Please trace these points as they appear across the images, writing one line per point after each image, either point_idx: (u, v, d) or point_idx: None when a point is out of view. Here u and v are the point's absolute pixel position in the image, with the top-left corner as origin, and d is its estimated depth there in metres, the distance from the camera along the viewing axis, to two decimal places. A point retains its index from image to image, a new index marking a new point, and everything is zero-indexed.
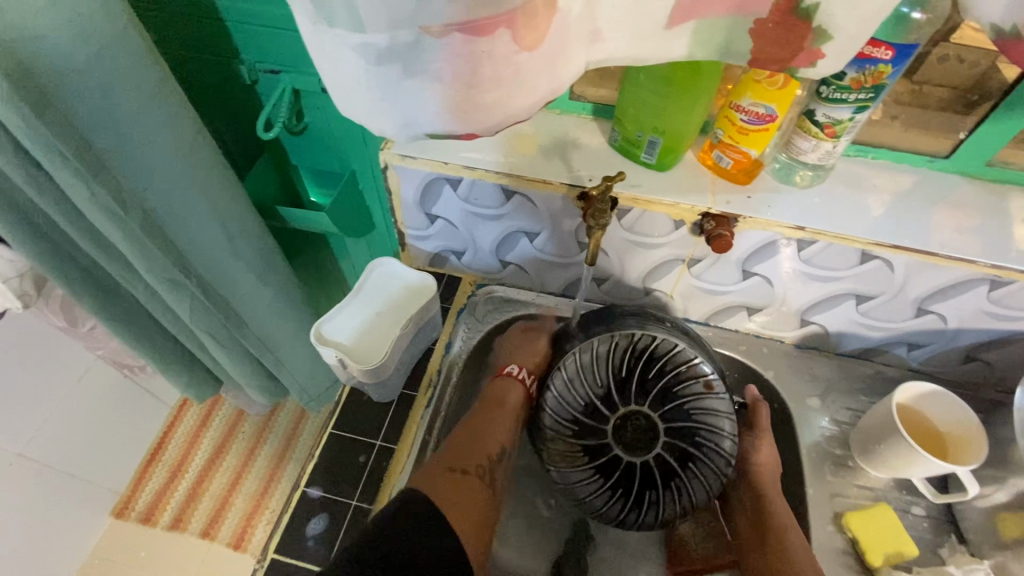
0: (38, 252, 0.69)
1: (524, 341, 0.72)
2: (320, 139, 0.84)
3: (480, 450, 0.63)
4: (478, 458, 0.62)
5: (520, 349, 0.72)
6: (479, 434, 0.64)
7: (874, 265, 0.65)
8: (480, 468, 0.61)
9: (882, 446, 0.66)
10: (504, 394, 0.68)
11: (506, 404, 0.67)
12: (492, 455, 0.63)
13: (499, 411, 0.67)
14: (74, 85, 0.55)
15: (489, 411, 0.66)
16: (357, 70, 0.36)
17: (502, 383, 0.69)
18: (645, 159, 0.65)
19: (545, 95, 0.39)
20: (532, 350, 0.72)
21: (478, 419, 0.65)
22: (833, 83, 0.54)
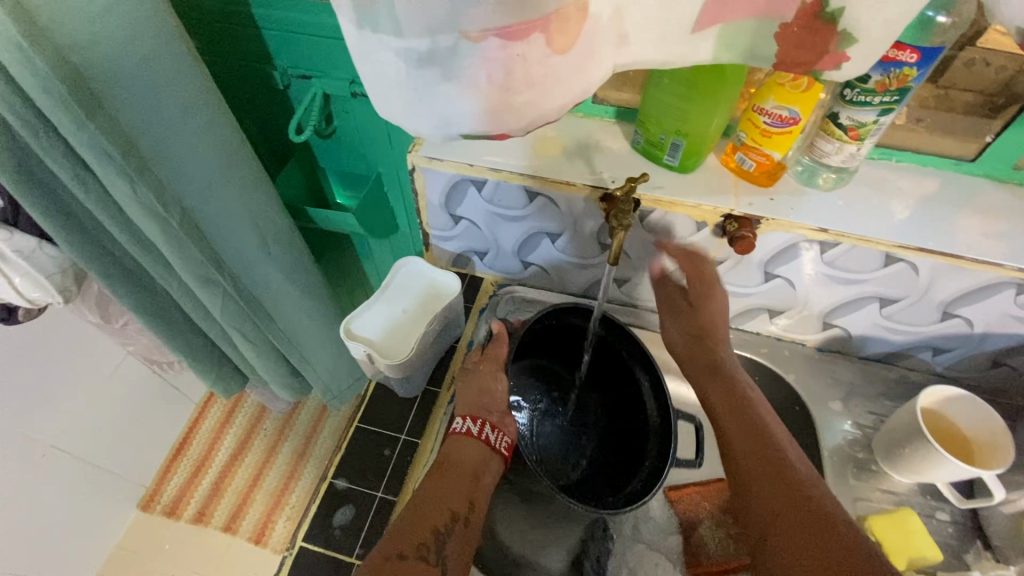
0: (82, 249, 0.72)
1: (476, 388, 0.67)
2: (347, 142, 0.87)
3: (425, 524, 0.55)
4: (423, 533, 0.54)
5: (473, 395, 0.66)
6: (428, 504, 0.57)
7: (898, 268, 0.64)
8: (424, 548, 0.53)
9: (905, 450, 0.65)
10: (456, 452, 0.62)
11: (459, 462, 0.61)
12: (438, 527, 0.55)
13: (448, 472, 0.60)
14: (122, 90, 0.58)
15: (436, 478, 0.59)
16: (397, 74, 0.38)
17: (453, 443, 0.63)
18: (667, 161, 0.66)
19: (574, 97, 0.40)
20: (485, 396, 0.66)
21: (429, 487, 0.59)
22: (857, 86, 0.54)
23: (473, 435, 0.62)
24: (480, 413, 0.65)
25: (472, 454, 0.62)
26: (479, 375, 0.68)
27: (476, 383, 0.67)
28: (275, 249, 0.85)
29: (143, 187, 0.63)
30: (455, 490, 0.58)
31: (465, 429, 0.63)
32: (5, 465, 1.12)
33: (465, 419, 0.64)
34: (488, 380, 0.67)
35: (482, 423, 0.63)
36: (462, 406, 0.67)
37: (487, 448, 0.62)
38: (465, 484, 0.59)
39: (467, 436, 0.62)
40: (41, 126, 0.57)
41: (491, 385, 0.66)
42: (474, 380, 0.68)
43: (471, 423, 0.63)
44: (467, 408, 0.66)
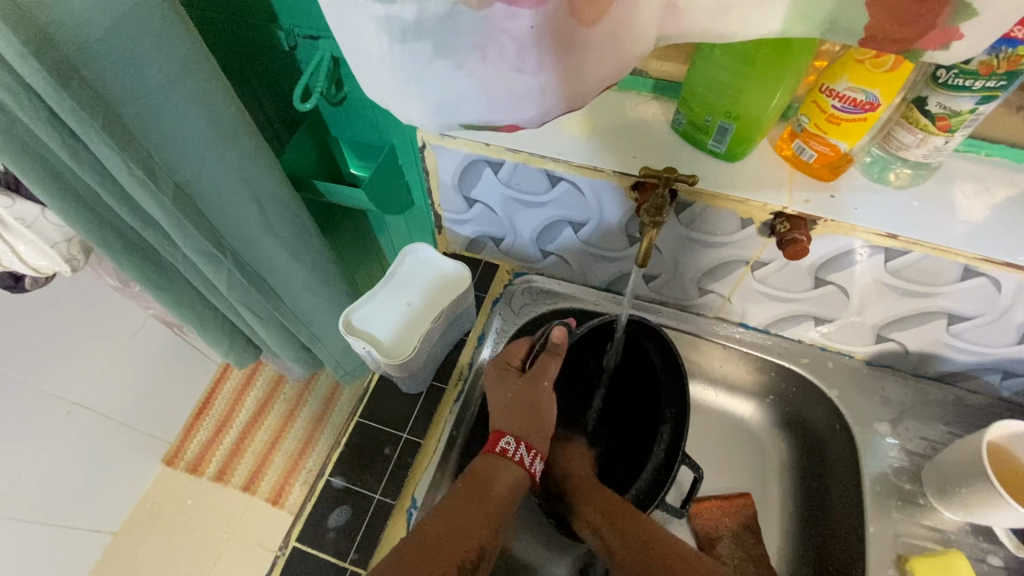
0: (80, 222, 0.68)
1: (521, 398, 0.60)
2: (359, 110, 0.79)
3: (448, 556, 0.50)
4: (443, 568, 0.49)
5: (524, 414, 0.60)
6: (455, 531, 0.52)
7: (977, 283, 0.55)
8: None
9: (963, 490, 0.58)
10: (492, 478, 0.57)
11: (497, 489, 0.56)
12: (462, 564, 0.51)
13: (483, 503, 0.54)
14: (105, 55, 0.53)
15: (469, 506, 0.54)
16: (382, 51, 0.31)
17: (488, 462, 0.58)
18: (711, 147, 0.57)
19: (605, 80, 0.33)
20: (538, 419, 0.60)
21: (456, 510, 0.54)
22: (955, 67, 0.44)
23: (515, 460, 0.58)
24: (528, 434, 0.60)
25: (502, 478, 0.57)
26: (532, 392, 0.60)
27: (530, 403, 0.60)
28: (279, 226, 0.80)
29: (131, 159, 0.59)
30: (485, 523, 0.53)
31: (518, 457, 0.58)
32: (29, 420, 1.13)
33: (519, 445, 0.59)
34: (539, 396, 0.60)
35: (533, 453, 0.60)
36: (503, 415, 0.60)
37: (524, 474, 0.58)
38: (494, 515, 0.54)
39: (514, 463, 0.58)
40: (24, 92, 0.51)
41: (538, 402, 0.60)
42: (522, 394, 0.60)
43: (523, 450, 0.59)
44: (503, 419, 0.60)
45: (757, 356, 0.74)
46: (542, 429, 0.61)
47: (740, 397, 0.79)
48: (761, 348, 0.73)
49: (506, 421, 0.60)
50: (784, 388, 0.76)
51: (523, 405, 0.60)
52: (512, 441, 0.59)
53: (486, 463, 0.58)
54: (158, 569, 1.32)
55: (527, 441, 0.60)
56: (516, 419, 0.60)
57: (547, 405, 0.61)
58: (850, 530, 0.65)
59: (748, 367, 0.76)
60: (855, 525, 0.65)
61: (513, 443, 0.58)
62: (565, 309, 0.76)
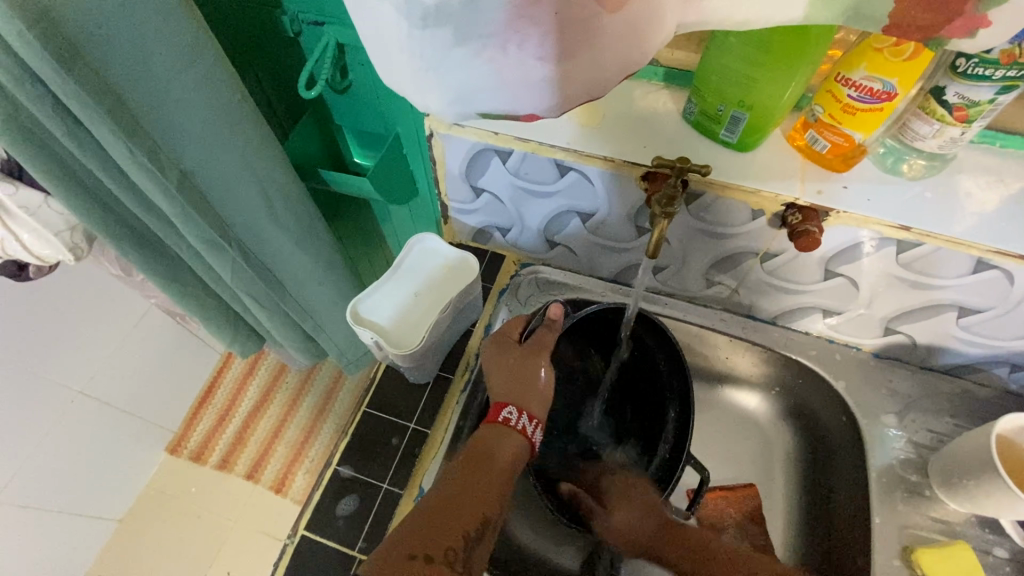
0: (83, 210, 0.67)
1: (519, 369, 0.61)
2: (364, 97, 0.79)
3: (453, 524, 0.49)
4: (453, 537, 0.48)
5: (526, 385, 0.60)
6: (460, 500, 0.51)
7: (990, 276, 0.55)
8: (451, 553, 0.47)
9: (968, 481, 0.59)
10: (496, 446, 0.56)
11: (501, 456, 0.55)
12: (468, 532, 0.49)
13: (486, 469, 0.54)
14: (108, 37, 0.52)
15: (472, 472, 0.53)
16: (400, 36, 0.31)
17: (492, 432, 0.57)
18: (723, 137, 0.56)
19: (626, 67, 0.32)
20: (539, 389, 0.61)
21: (457, 477, 0.53)
22: (975, 55, 0.43)
23: (518, 428, 0.57)
24: (530, 405, 0.60)
25: (504, 446, 0.56)
26: (530, 363, 0.61)
27: (529, 374, 0.61)
28: (283, 215, 0.79)
29: (135, 146, 0.58)
30: (491, 488, 0.52)
31: (520, 425, 0.58)
32: (34, 409, 1.13)
33: (522, 414, 0.58)
34: (536, 365, 0.61)
35: (535, 423, 0.59)
36: (504, 390, 0.60)
37: (526, 443, 0.58)
38: (496, 482, 0.53)
39: (517, 432, 0.57)
40: (24, 74, 0.50)
41: (536, 374, 0.61)
42: (521, 364, 0.61)
43: (527, 420, 0.58)
44: (506, 393, 0.60)
45: (764, 348, 0.74)
46: (542, 399, 0.61)
47: (746, 389, 0.79)
48: (768, 340, 0.73)
49: (510, 393, 0.60)
50: (790, 380, 0.75)
51: (524, 378, 0.61)
52: (514, 411, 0.58)
53: (489, 433, 0.57)
54: (165, 556, 1.33)
55: (529, 411, 0.59)
56: (519, 390, 0.60)
57: (543, 375, 0.61)
58: (856, 521, 0.65)
59: (754, 358, 0.76)
60: (860, 517, 0.65)
61: (515, 412, 0.58)
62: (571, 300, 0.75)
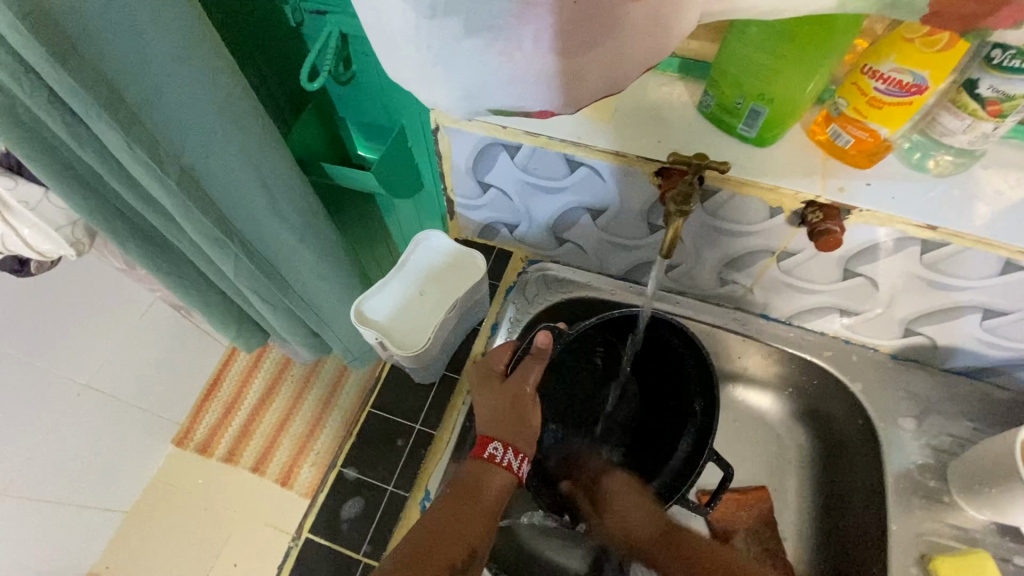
0: (83, 205, 0.65)
1: (502, 401, 0.58)
2: (368, 89, 0.76)
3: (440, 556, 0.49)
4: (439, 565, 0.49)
5: (508, 420, 0.57)
6: (448, 531, 0.51)
7: (1019, 277, 0.53)
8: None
9: (993, 488, 0.57)
10: (481, 481, 0.54)
11: (487, 492, 0.53)
12: (456, 562, 0.50)
13: (470, 503, 0.53)
14: (104, 27, 0.50)
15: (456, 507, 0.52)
16: (407, 28, 0.29)
17: (476, 467, 0.55)
18: (741, 131, 0.54)
19: (647, 61, 0.30)
20: (524, 422, 0.57)
21: (444, 508, 0.53)
22: (1013, 46, 0.41)
23: (504, 465, 0.54)
24: (515, 438, 0.56)
25: (489, 480, 0.54)
26: (514, 396, 0.58)
27: (513, 407, 0.57)
28: (286, 210, 0.78)
29: (134, 141, 0.57)
30: (477, 524, 0.52)
31: (506, 462, 0.55)
32: (40, 402, 1.13)
33: (507, 450, 0.55)
34: (521, 397, 0.58)
35: (522, 458, 0.56)
36: (490, 423, 0.57)
37: (514, 479, 0.55)
38: (481, 516, 0.52)
39: (502, 469, 0.54)
40: (20, 67, 0.48)
41: (523, 407, 0.57)
42: (505, 398, 0.58)
43: (512, 455, 0.55)
44: (493, 425, 0.57)
45: (778, 348, 0.72)
46: (528, 432, 0.57)
47: (759, 389, 0.78)
48: (783, 340, 0.71)
49: (493, 424, 0.57)
50: (805, 381, 0.74)
51: (507, 412, 0.57)
52: (499, 446, 0.55)
53: (474, 468, 0.55)
54: (172, 549, 1.34)
55: (515, 447, 0.56)
56: (503, 424, 0.57)
57: (530, 406, 0.58)
58: (872, 526, 0.64)
59: (768, 358, 0.74)
60: (876, 523, 0.63)
61: (500, 448, 0.55)
62: (580, 298, 0.74)
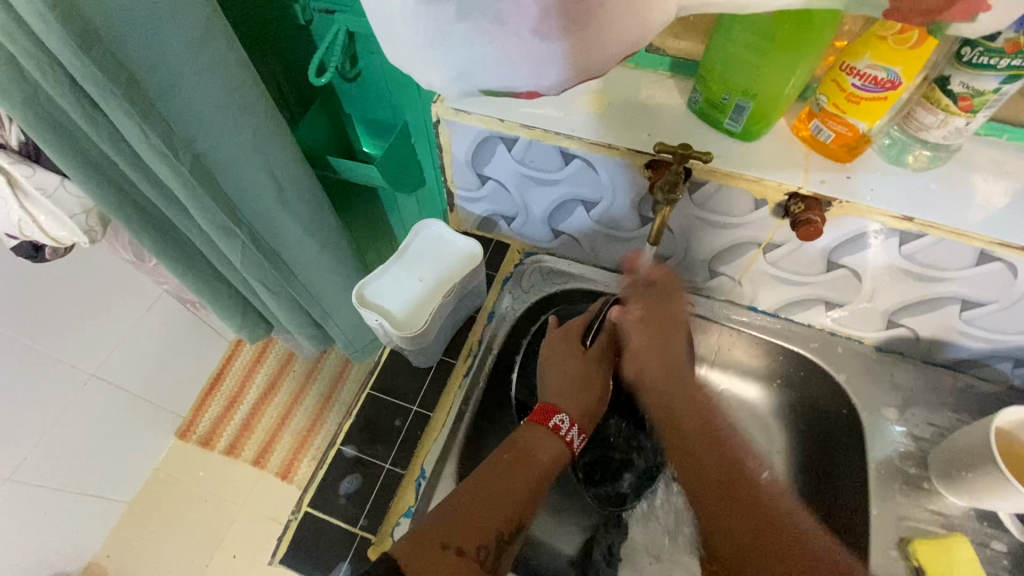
0: (100, 193, 0.68)
1: (579, 375, 0.67)
2: (373, 85, 0.79)
3: (486, 523, 0.53)
4: (484, 534, 0.52)
5: (581, 399, 0.66)
6: (492, 494, 0.55)
7: (993, 268, 0.55)
8: (482, 551, 0.51)
9: (970, 473, 0.59)
10: (538, 449, 0.60)
11: (537, 459, 0.59)
12: (499, 533, 0.53)
13: (524, 473, 0.57)
14: (126, 20, 0.53)
15: (516, 473, 0.57)
16: (406, 14, 0.31)
17: (536, 433, 0.61)
18: (728, 126, 0.57)
19: (628, 48, 0.33)
20: (589, 401, 0.66)
21: (491, 470, 0.57)
22: (980, 44, 0.43)
23: (564, 435, 0.62)
24: (579, 418, 0.65)
25: (544, 445, 0.60)
26: (591, 372, 0.67)
27: (588, 383, 0.67)
28: (292, 200, 0.81)
29: (150, 128, 0.60)
30: (525, 488, 0.56)
31: (568, 435, 0.62)
32: (48, 390, 1.15)
33: (572, 426, 0.63)
34: (592, 372, 0.68)
35: (580, 436, 0.64)
36: (561, 394, 0.65)
37: (567, 451, 0.62)
38: (526, 483, 0.57)
39: (560, 438, 0.61)
40: (46, 57, 0.51)
41: (593, 380, 0.68)
42: (584, 369, 0.67)
43: (575, 432, 0.63)
44: (561, 396, 0.65)
45: (766, 340, 0.74)
46: (590, 413, 0.66)
47: (748, 381, 0.80)
48: (769, 331, 0.74)
49: (562, 401, 0.65)
50: (793, 373, 0.76)
51: (579, 383, 0.67)
52: (565, 420, 0.63)
53: (534, 434, 0.61)
54: (173, 539, 1.36)
55: (578, 425, 0.64)
56: (573, 399, 0.65)
57: (598, 382, 0.68)
58: (854, 512, 0.66)
59: (758, 351, 0.76)
60: (858, 510, 0.65)
61: (567, 422, 0.62)
62: (573, 288, 0.77)
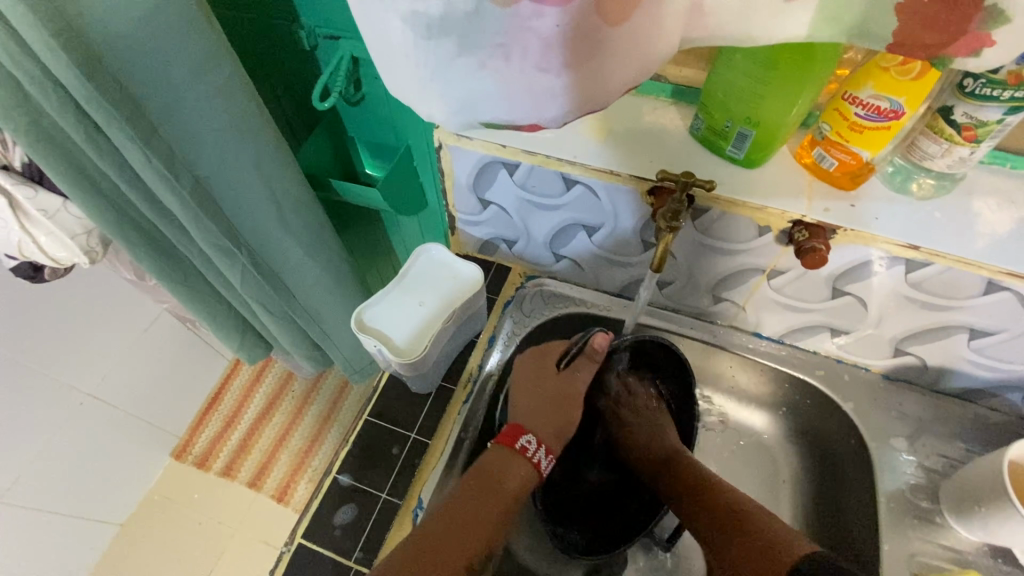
0: (102, 217, 0.68)
1: (551, 396, 0.64)
2: (377, 109, 0.80)
3: (455, 549, 0.52)
4: (456, 561, 0.51)
5: (551, 418, 0.64)
6: (460, 524, 0.53)
7: (1001, 297, 0.54)
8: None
9: (983, 508, 0.57)
10: (505, 474, 0.58)
11: (508, 485, 0.57)
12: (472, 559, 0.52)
13: (494, 497, 0.56)
14: (132, 47, 0.53)
15: (481, 498, 0.55)
16: (406, 46, 0.31)
17: (501, 456, 0.59)
18: (730, 153, 0.56)
19: (630, 80, 0.32)
20: (561, 421, 0.64)
21: (457, 497, 0.55)
22: (982, 76, 0.43)
23: (531, 458, 0.60)
24: (548, 437, 0.63)
25: (511, 468, 0.59)
26: (562, 392, 0.65)
27: (557, 405, 0.64)
28: (295, 224, 0.81)
29: (152, 152, 0.60)
30: (491, 516, 0.55)
31: (535, 458, 0.60)
32: (43, 411, 1.14)
33: (540, 448, 0.61)
34: (569, 394, 0.65)
35: (549, 457, 0.62)
36: (527, 418, 0.63)
37: (536, 475, 0.60)
38: (494, 509, 0.55)
39: (528, 461, 0.59)
40: (50, 82, 0.52)
41: (566, 405, 0.65)
42: (556, 391, 0.64)
43: (542, 454, 0.61)
44: (528, 418, 0.63)
45: (771, 367, 0.73)
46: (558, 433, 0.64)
47: (753, 408, 0.78)
48: (773, 357, 0.73)
49: (532, 422, 0.63)
50: (799, 400, 0.74)
51: (545, 406, 0.64)
52: (533, 441, 0.61)
53: (501, 456, 0.59)
54: (165, 564, 1.33)
55: (546, 446, 0.62)
56: (544, 421, 0.63)
57: (571, 404, 0.65)
58: (865, 546, 0.64)
59: (762, 377, 0.75)
60: (868, 544, 0.63)
61: (534, 444, 0.60)
62: (575, 314, 0.76)
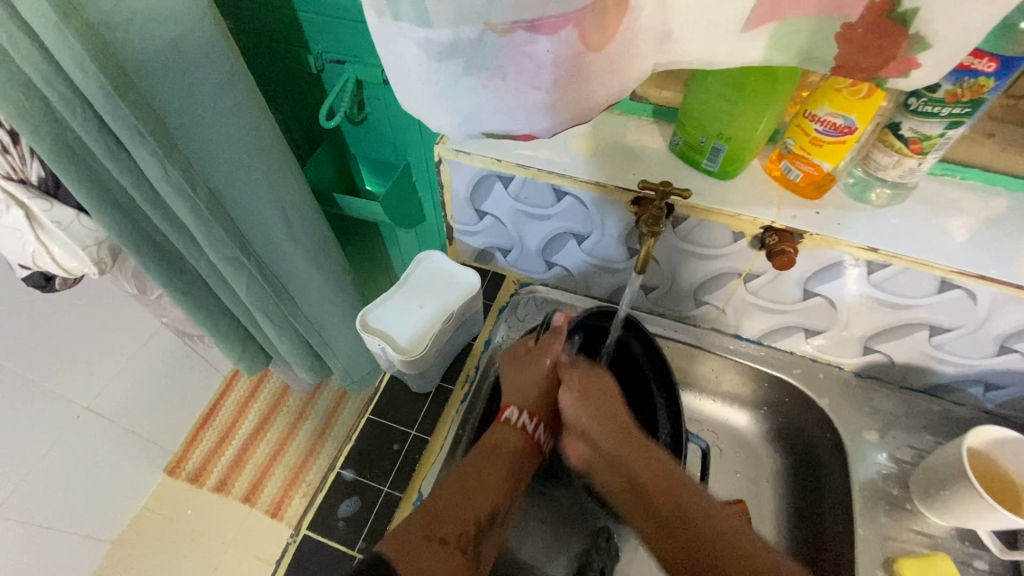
0: (118, 227, 0.71)
1: (531, 378, 0.65)
2: (379, 128, 0.85)
3: (465, 513, 0.53)
4: (464, 523, 0.52)
5: (527, 384, 0.65)
6: (467, 490, 0.55)
7: (954, 295, 0.59)
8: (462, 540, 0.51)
9: (947, 491, 0.61)
10: (501, 441, 0.61)
11: (506, 453, 0.60)
12: (479, 519, 0.53)
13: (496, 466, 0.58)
14: (157, 68, 0.58)
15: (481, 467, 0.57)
16: (418, 66, 0.36)
17: (499, 432, 0.61)
18: (706, 166, 0.62)
19: (612, 96, 0.37)
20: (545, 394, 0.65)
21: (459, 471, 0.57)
22: (923, 95, 0.49)
23: (516, 423, 0.62)
24: (532, 405, 0.64)
25: (501, 435, 0.61)
26: (534, 366, 0.66)
27: (531, 373, 0.65)
28: (300, 235, 0.85)
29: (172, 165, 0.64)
30: (495, 484, 0.56)
31: (521, 423, 0.62)
32: (41, 424, 1.15)
33: (524, 414, 0.63)
34: (544, 368, 0.65)
35: (536, 422, 0.63)
36: (510, 393, 0.64)
37: (529, 441, 0.62)
38: (498, 476, 0.57)
39: (518, 428, 0.62)
40: (79, 101, 0.56)
41: (540, 376, 0.65)
42: (529, 368, 0.66)
43: (527, 419, 0.63)
44: (512, 395, 0.64)
45: (752, 368, 0.77)
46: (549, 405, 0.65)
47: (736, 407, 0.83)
48: (753, 357, 0.77)
49: (510, 397, 0.64)
50: (779, 399, 0.79)
51: (525, 376, 0.65)
52: (516, 411, 0.63)
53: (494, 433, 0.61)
54: None
55: (532, 413, 0.63)
56: (523, 394, 0.64)
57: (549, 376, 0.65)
58: (842, 533, 0.67)
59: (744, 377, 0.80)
60: (845, 531, 0.67)
61: (518, 412, 0.62)
62: None
